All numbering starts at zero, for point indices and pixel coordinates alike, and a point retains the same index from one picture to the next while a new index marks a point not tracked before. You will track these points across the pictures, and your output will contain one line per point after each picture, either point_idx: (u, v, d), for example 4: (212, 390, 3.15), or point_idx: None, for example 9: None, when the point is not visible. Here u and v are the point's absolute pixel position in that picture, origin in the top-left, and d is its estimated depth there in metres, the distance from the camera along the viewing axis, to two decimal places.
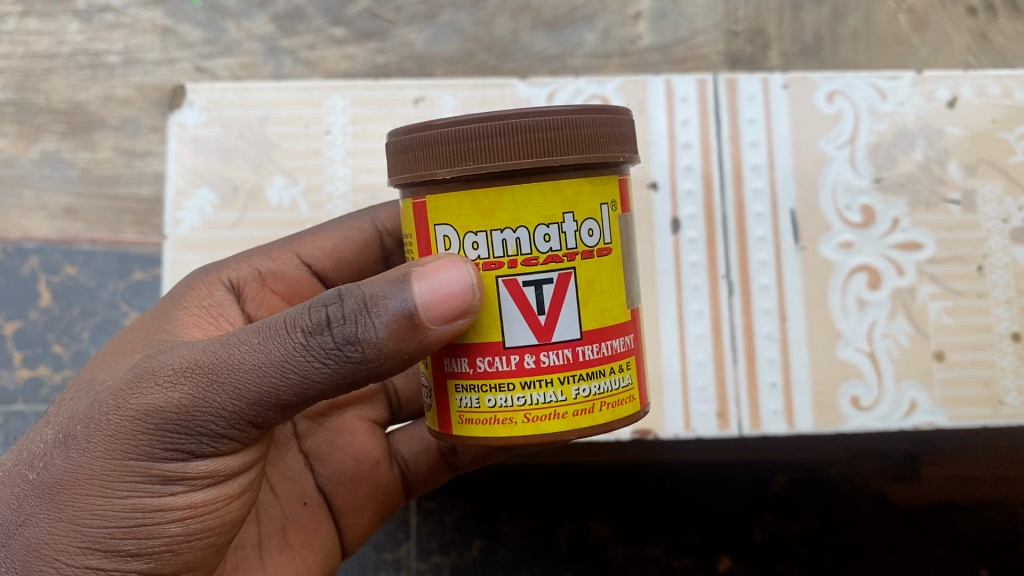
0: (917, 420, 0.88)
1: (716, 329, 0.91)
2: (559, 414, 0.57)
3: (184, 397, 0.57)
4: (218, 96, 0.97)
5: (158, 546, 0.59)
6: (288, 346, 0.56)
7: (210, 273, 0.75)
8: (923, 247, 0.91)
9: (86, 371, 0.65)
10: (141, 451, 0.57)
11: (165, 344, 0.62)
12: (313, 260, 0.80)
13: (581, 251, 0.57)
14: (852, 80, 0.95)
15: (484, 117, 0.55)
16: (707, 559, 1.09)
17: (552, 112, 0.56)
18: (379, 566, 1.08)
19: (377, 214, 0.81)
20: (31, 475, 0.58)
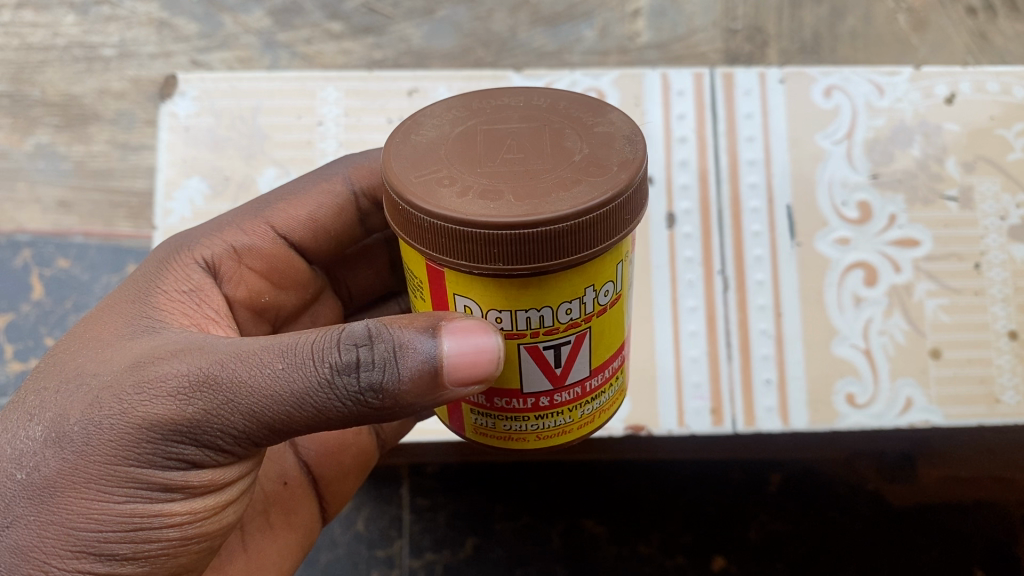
0: (913, 419, 0.86)
1: (711, 325, 0.89)
2: (565, 432, 0.60)
3: (198, 411, 0.52)
4: (210, 86, 0.97)
5: (154, 550, 0.56)
6: (310, 377, 0.52)
7: (181, 253, 0.69)
8: (920, 244, 0.90)
9: (67, 351, 0.58)
10: (146, 458, 0.53)
11: (168, 339, 0.57)
12: (288, 229, 0.75)
13: (597, 312, 0.54)
14: (849, 76, 0.96)
15: (517, 216, 0.46)
16: (701, 558, 1.06)
17: (589, 198, 0.47)
18: (371, 562, 1.07)
19: (352, 174, 0.77)
20: (13, 472, 0.52)
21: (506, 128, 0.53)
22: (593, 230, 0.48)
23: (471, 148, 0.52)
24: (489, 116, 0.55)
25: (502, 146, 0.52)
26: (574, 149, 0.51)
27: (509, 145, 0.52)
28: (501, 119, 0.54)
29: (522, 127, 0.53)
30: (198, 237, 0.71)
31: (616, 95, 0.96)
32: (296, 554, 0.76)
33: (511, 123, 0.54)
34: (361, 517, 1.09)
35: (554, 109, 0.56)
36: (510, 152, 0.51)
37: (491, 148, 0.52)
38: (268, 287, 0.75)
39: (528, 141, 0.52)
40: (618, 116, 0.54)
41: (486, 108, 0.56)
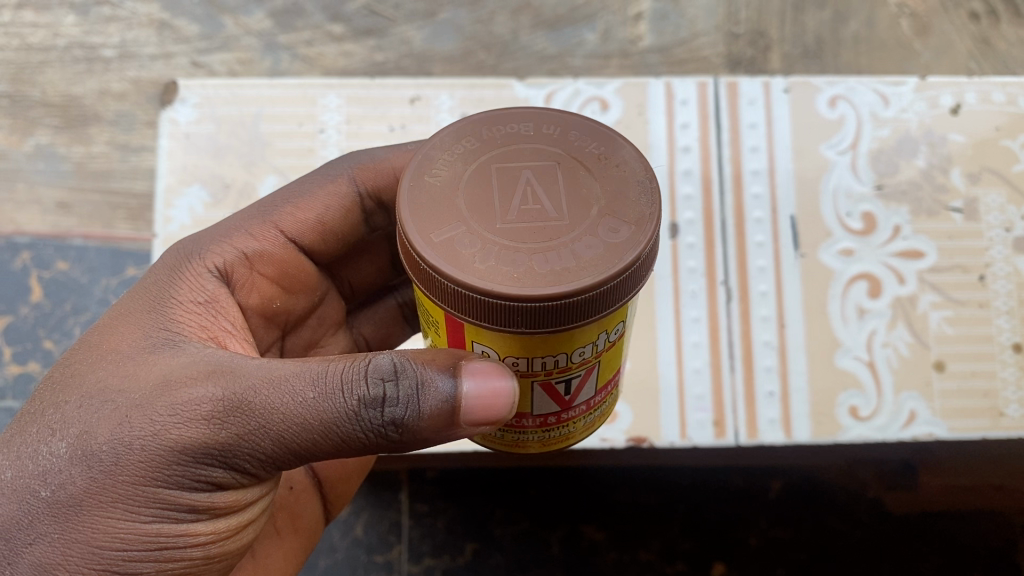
0: (917, 432, 0.84)
1: (714, 336, 0.88)
2: (567, 438, 0.60)
3: (228, 438, 0.53)
4: (211, 93, 0.97)
5: (177, 568, 0.56)
6: (337, 408, 0.52)
7: (193, 261, 0.67)
8: (925, 256, 0.89)
9: (85, 362, 0.58)
10: (174, 480, 0.54)
11: (192, 356, 0.57)
12: (297, 233, 0.73)
13: (607, 347, 0.53)
14: (854, 86, 0.96)
15: (537, 289, 0.46)
16: (701, 564, 1.07)
17: (607, 268, 0.47)
18: (370, 568, 1.07)
19: (357, 173, 0.75)
20: (39, 489, 0.52)
21: (521, 166, 0.51)
22: (613, 294, 0.48)
23: (488, 193, 0.50)
24: (502, 148, 0.52)
25: (520, 192, 0.50)
26: (592, 195, 0.50)
27: (527, 191, 0.50)
28: (515, 152, 0.52)
29: (536, 166, 0.51)
30: (208, 243, 0.69)
31: (619, 104, 0.95)
32: (299, 556, 0.76)
33: (525, 158, 0.52)
34: (360, 522, 1.09)
35: (566, 137, 0.53)
36: (528, 202, 0.49)
37: (509, 195, 0.50)
38: (278, 292, 0.74)
39: (545, 184, 0.50)
40: (631, 150, 0.52)
41: (498, 137, 0.53)
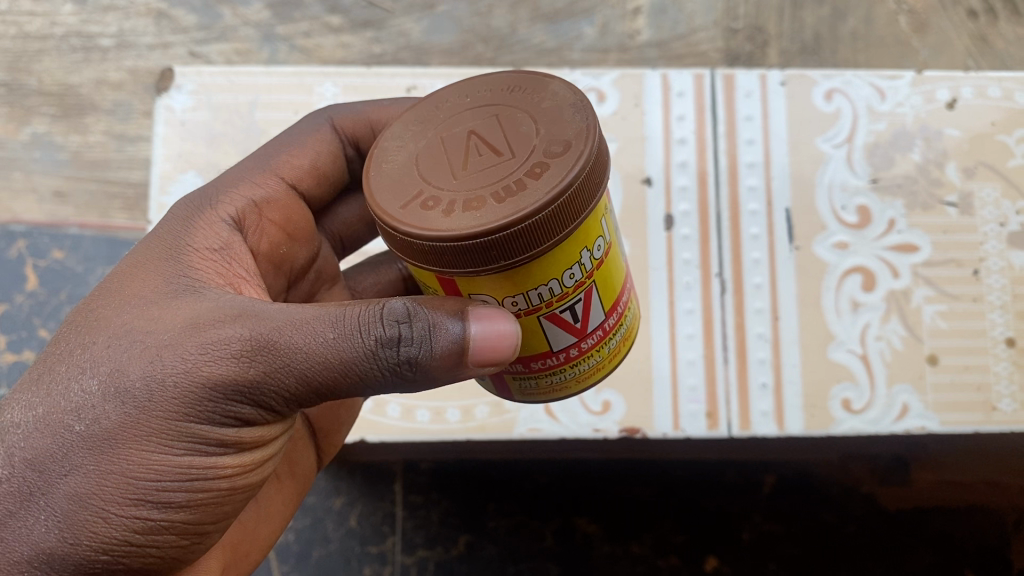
0: (909, 425, 0.84)
1: (707, 328, 0.88)
2: (597, 369, 0.61)
3: (256, 372, 0.53)
4: (207, 80, 0.96)
5: (204, 499, 0.55)
6: (356, 345, 0.53)
7: (206, 210, 0.66)
8: (919, 250, 0.89)
9: (106, 305, 0.57)
10: (206, 414, 0.53)
11: (216, 300, 0.56)
12: (296, 180, 0.74)
13: (596, 264, 0.54)
14: (850, 79, 0.95)
15: (504, 220, 0.47)
16: (694, 560, 1.07)
17: (563, 177, 0.48)
18: (364, 558, 1.08)
19: (335, 120, 0.77)
20: (72, 423, 0.51)
21: (465, 125, 0.54)
22: (572, 204, 0.49)
23: (441, 156, 0.52)
24: (449, 119, 0.55)
25: (470, 149, 0.52)
26: (532, 131, 0.52)
27: (475, 145, 0.52)
28: (457, 120, 0.54)
29: (479, 121, 0.53)
30: (217, 193, 0.69)
31: (616, 96, 0.95)
32: (297, 501, 0.76)
33: (466, 120, 0.54)
34: (354, 513, 1.09)
35: (503, 92, 0.55)
36: (478, 151, 0.51)
37: (461, 153, 0.52)
38: (286, 239, 0.73)
39: (489, 134, 0.52)
40: (562, 85, 0.54)
41: (439, 118, 0.55)
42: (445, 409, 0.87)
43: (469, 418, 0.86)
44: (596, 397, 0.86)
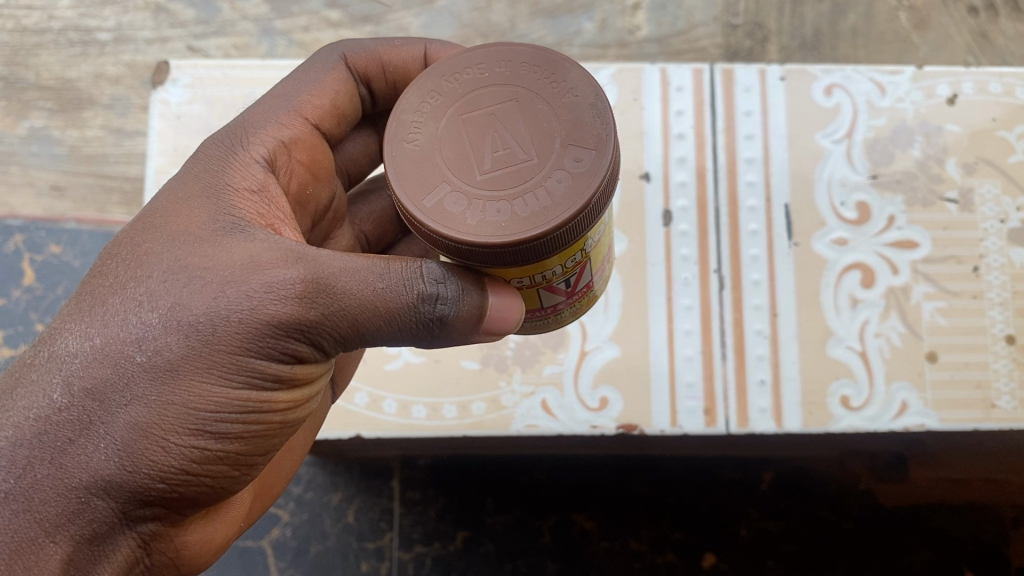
0: (908, 422, 0.84)
1: (706, 323, 0.88)
2: (575, 311, 0.66)
3: (311, 313, 0.55)
4: (202, 73, 0.93)
5: (256, 432, 0.57)
6: (403, 295, 0.56)
7: (239, 150, 0.65)
8: (919, 246, 0.89)
9: (156, 239, 0.58)
10: (263, 351, 0.55)
11: (266, 239, 0.58)
12: (319, 120, 0.71)
13: (593, 245, 0.58)
14: (850, 74, 0.94)
15: (527, 230, 0.50)
16: (692, 556, 1.08)
17: (584, 191, 0.50)
18: (361, 554, 1.10)
19: (349, 56, 0.74)
20: (133, 354, 0.53)
21: (482, 108, 0.53)
22: (587, 215, 0.52)
23: (460, 143, 0.53)
24: (465, 96, 0.54)
25: (489, 139, 0.52)
26: (550, 128, 0.52)
27: (494, 135, 0.52)
28: (474, 100, 0.54)
29: (498, 107, 0.53)
30: (246, 135, 0.66)
31: (615, 90, 0.94)
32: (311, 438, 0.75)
33: (484, 102, 0.54)
34: (352, 510, 1.11)
35: (519, 71, 0.54)
36: (497, 145, 0.52)
37: (479, 143, 0.52)
38: (311, 181, 0.71)
39: (507, 125, 0.53)
40: (579, 75, 0.54)
41: (458, 87, 0.54)
42: (442, 404, 0.85)
43: (466, 414, 0.85)
44: (593, 393, 0.85)
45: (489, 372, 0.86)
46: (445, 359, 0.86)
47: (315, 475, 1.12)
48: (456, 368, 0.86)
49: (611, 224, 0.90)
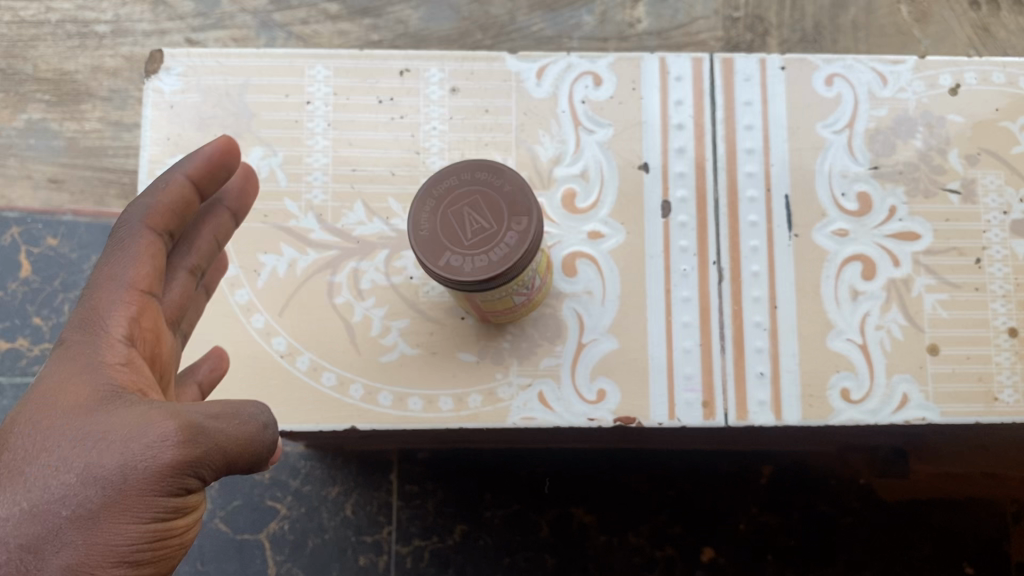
0: (909, 415, 0.84)
1: (705, 316, 0.85)
2: None
3: (190, 459, 0.58)
4: (196, 62, 0.88)
5: (168, 552, 0.60)
6: (220, 456, 0.60)
7: (96, 286, 0.66)
8: (920, 238, 0.87)
9: (41, 416, 0.60)
10: (160, 495, 0.58)
11: (142, 404, 0.60)
12: (167, 227, 0.71)
13: None
14: (852, 63, 0.91)
15: (499, 265, 0.69)
16: (690, 550, 1.17)
17: (526, 233, 0.70)
18: (359, 547, 1.15)
19: (222, 143, 0.73)
20: (55, 512, 0.57)
21: (462, 201, 0.71)
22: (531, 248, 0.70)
23: (451, 227, 0.71)
24: (446, 201, 0.71)
25: (471, 221, 0.70)
26: (498, 200, 0.71)
27: (474, 218, 0.71)
28: (456, 197, 0.72)
29: (473, 198, 0.71)
30: (111, 270, 0.67)
31: (613, 80, 0.90)
32: None
33: (463, 196, 0.71)
34: (349, 503, 1.17)
35: (474, 173, 0.72)
36: (477, 224, 0.70)
37: (465, 224, 0.70)
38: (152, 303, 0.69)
39: (482, 209, 0.71)
40: (514, 172, 0.72)
41: (438, 191, 0.72)
42: (438, 396, 0.83)
43: (461, 406, 0.83)
44: (590, 385, 0.84)
45: (486, 364, 0.84)
46: (441, 352, 0.84)
47: (314, 469, 1.18)
48: (451, 360, 0.84)
49: (607, 216, 0.87)
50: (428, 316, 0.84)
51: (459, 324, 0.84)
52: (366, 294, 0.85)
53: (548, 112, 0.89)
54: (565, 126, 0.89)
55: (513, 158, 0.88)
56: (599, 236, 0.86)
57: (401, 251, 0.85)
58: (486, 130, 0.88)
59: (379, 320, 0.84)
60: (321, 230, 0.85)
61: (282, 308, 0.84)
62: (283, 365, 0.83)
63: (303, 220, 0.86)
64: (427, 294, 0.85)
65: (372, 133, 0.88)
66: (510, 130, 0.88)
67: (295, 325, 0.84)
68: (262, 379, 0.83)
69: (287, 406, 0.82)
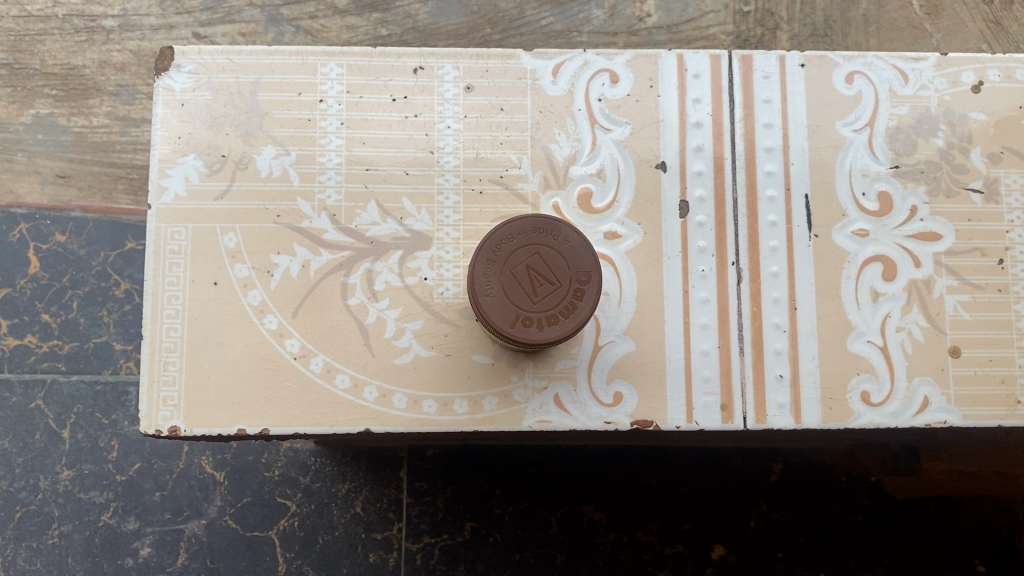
0: (930, 418, 0.83)
1: (723, 318, 0.84)
2: None
3: None
4: (207, 59, 0.86)
5: None
6: None
7: None
8: (941, 238, 0.86)
9: None
10: None
11: None
12: None
13: None
14: (873, 60, 0.89)
15: (571, 326, 0.72)
16: (701, 548, 1.16)
17: (591, 293, 0.73)
18: (369, 544, 1.15)
19: None
20: None
21: (521, 262, 0.73)
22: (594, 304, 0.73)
23: (514, 289, 0.72)
24: (505, 259, 0.73)
25: (533, 282, 0.72)
26: (560, 260, 0.73)
27: (536, 279, 0.72)
28: (515, 257, 0.73)
29: (531, 257, 0.73)
30: None
31: (629, 78, 0.88)
32: None
33: (522, 256, 0.73)
34: (359, 500, 1.16)
35: (529, 233, 0.73)
36: (540, 285, 0.72)
37: (528, 286, 0.72)
38: None
39: (542, 269, 0.72)
40: (569, 226, 0.73)
41: (497, 253, 0.73)
42: (453, 398, 0.82)
43: (477, 408, 0.82)
44: (607, 388, 0.83)
45: (502, 366, 0.83)
46: (456, 354, 0.83)
47: (323, 466, 1.17)
48: (466, 362, 0.83)
49: (624, 216, 0.86)
50: (442, 317, 0.83)
51: (475, 326, 0.83)
52: (380, 295, 0.83)
53: (564, 110, 0.87)
54: (581, 125, 0.87)
55: (528, 157, 0.86)
56: (616, 236, 0.85)
57: (416, 252, 0.84)
58: (500, 129, 0.87)
59: (393, 321, 0.83)
60: (334, 230, 0.84)
61: (295, 309, 0.83)
62: (296, 367, 0.82)
63: (317, 220, 0.85)
64: (442, 295, 0.84)
65: (385, 132, 0.86)
66: (525, 129, 0.87)
67: (308, 326, 0.83)
68: (276, 380, 0.82)
69: (301, 407, 0.81)
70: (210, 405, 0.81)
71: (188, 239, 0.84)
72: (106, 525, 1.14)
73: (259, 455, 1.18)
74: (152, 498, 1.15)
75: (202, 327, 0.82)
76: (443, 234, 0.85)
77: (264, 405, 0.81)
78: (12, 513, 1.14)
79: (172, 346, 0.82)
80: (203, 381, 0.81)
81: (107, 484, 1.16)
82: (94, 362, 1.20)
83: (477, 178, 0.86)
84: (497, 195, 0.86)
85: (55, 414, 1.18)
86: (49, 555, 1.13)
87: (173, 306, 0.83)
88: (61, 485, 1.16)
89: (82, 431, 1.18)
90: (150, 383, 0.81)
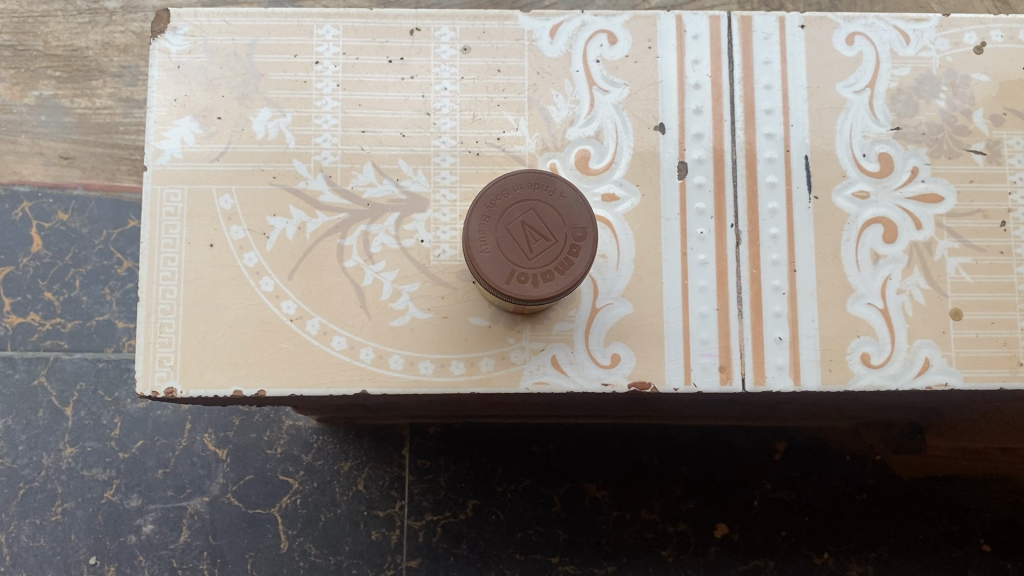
0: (931, 380, 0.82)
1: (722, 279, 0.83)
2: None
3: None
4: (202, 21, 0.86)
5: None
6: None
7: None
8: (943, 201, 0.85)
9: None
10: None
11: None
12: None
13: None
14: (874, 21, 0.88)
15: (565, 281, 0.72)
16: (704, 526, 1.15)
17: (585, 248, 0.72)
18: (371, 522, 1.14)
19: None
20: None
21: (516, 218, 0.72)
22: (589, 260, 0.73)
23: (509, 245, 0.72)
24: (501, 216, 0.72)
25: (528, 239, 0.72)
26: (554, 217, 0.72)
27: (531, 235, 0.72)
28: (509, 213, 0.72)
29: (526, 213, 0.72)
30: None
31: (627, 39, 0.88)
32: None
33: (517, 212, 0.72)
34: (361, 477, 1.16)
35: (526, 190, 0.73)
36: (535, 241, 0.72)
37: (523, 242, 0.72)
38: None
39: (536, 225, 0.72)
40: (565, 183, 0.73)
41: (493, 210, 0.72)
42: (450, 360, 0.82)
43: (474, 369, 0.81)
44: (604, 350, 0.82)
45: (499, 328, 0.82)
46: (453, 316, 0.82)
47: (326, 443, 1.17)
48: (463, 324, 0.82)
49: (622, 177, 0.85)
50: (440, 279, 0.83)
51: (472, 287, 0.83)
52: (377, 257, 0.83)
53: (561, 71, 0.87)
54: (579, 86, 0.87)
55: (525, 119, 0.86)
56: (614, 197, 0.85)
57: (413, 214, 0.84)
58: (498, 91, 0.86)
59: (390, 283, 0.83)
60: (330, 191, 0.84)
61: (291, 271, 0.83)
62: (292, 329, 0.82)
63: (313, 181, 0.84)
64: (439, 258, 0.83)
65: (382, 94, 0.86)
66: (522, 90, 0.86)
67: (305, 288, 0.83)
68: (272, 343, 0.82)
69: (296, 369, 0.81)
70: (207, 366, 0.81)
71: (184, 201, 0.83)
72: (109, 501, 1.14)
73: (261, 432, 1.17)
74: (155, 475, 1.16)
75: (200, 290, 0.82)
76: (440, 196, 0.84)
77: (260, 367, 0.81)
78: (16, 490, 1.14)
79: (168, 308, 0.82)
80: (198, 344, 0.81)
81: (110, 461, 1.16)
82: (96, 340, 1.20)
83: (474, 140, 0.85)
84: (494, 157, 0.85)
85: (57, 392, 1.18)
86: (53, 531, 1.13)
87: (168, 268, 0.82)
88: (64, 463, 1.16)
89: (85, 408, 1.18)
90: (145, 345, 0.81)
